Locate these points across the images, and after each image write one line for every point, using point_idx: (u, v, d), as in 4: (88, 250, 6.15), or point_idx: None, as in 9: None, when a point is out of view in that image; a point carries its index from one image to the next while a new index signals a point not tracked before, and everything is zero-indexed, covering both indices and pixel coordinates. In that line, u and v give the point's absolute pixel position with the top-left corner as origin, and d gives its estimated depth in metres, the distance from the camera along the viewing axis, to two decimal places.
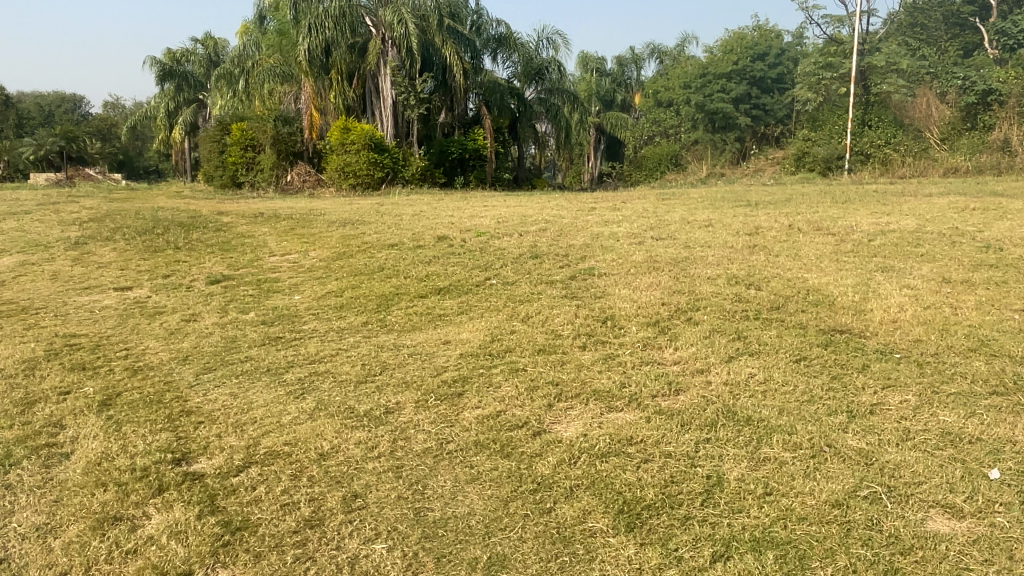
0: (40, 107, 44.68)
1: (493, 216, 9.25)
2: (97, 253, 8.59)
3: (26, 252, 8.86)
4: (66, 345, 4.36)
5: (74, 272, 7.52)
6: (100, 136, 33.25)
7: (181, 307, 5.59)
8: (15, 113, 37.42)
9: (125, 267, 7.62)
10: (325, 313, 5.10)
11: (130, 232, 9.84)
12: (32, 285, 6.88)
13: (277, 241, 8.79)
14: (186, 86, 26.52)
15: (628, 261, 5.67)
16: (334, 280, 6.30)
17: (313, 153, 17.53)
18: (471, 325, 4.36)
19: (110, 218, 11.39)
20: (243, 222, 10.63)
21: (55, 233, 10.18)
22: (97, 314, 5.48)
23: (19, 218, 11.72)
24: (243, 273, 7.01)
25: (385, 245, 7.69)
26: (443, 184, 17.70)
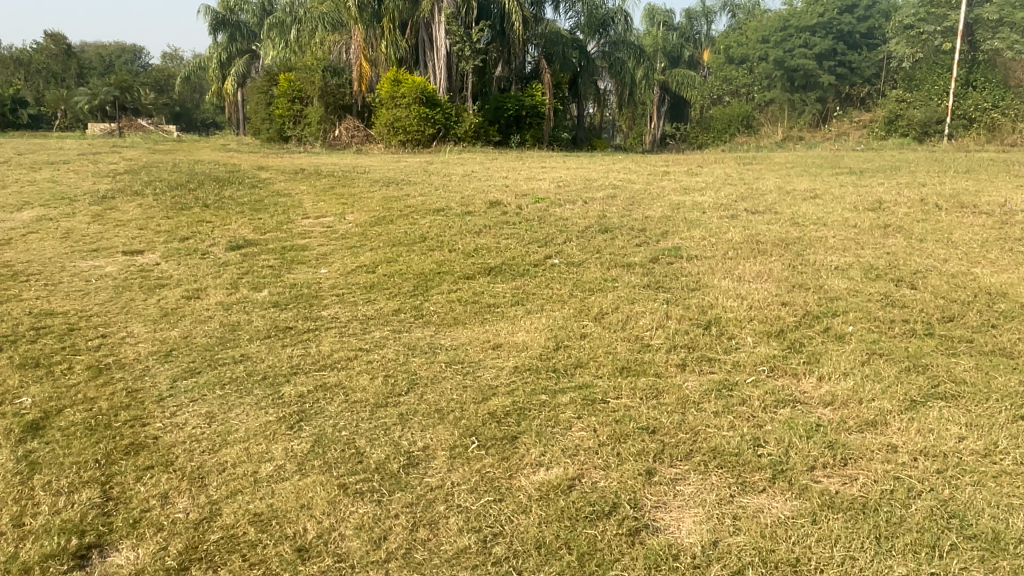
0: (100, 56, 44.84)
1: (554, 179, 8.19)
2: (121, 208, 7.84)
3: (48, 205, 8.17)
4: (32, 327, 3.52)
5: (89, 229, 6.76)
6: (155, 87, 32.98)
7: (189, 279, 4.74)
8: (76, 63, 37.51)
9: (145, 225, 6.83)
10: (351, 296, 4.19)
11: (162, 186, 9.10)
12: (38, 243, 6.14)
13: (314, 201, 7.93)
14: (239, 36, 25.93)
15: (724, 240, 4.58)
16: (368, 251, 5.38)
17: (362, 106, 16.62)
18: (530, 323, 3.38)
19: (146, 170, 10.71)
20: (283, 179, 9.80)
21: (86, 185, 9.52)
22: (92, 284, 4.66)
23: (55, 168, 11.14)
24: (269, 238, 6.14)
25: (430, 209, 6.75)
26: (498, 143, 16.66)
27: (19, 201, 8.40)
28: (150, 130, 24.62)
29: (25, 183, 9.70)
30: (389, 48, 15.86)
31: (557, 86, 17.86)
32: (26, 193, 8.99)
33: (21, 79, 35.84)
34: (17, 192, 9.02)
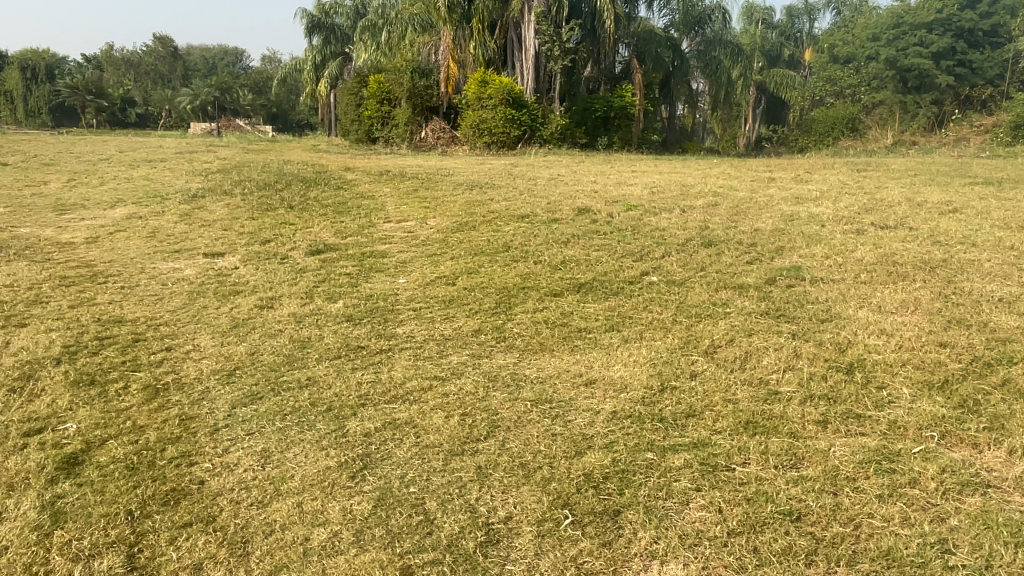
0: (206, 59, 47.06)
1: (647, 185, 7.68)
2: (209, 208, 7.83)
3: (141, 203, 8.28)
4: (97, 337, 3.32)
5: (175, 229, 6.73)
6: (254, 89, 34.22)
7: (264, 286, 4.52)
8: (182, 66, 39.44)
9: (230, 225, 6.74)
10: (429, 311, 3.84)
11: (249, 186, 9.11)
12: (124, 242, 6.12)
13: (397, 204, 7.71)
14: (333, 39, 26.49)
15: (851, 261, 3.99)
16: (450, 260, 5.04)
17: (448, 108, 16.49)
18: (630, 354, 2.93)
19: (237, 170, 10.83)
20: (367, 181, 9.67)
21: (179, 184, 9.66)
22: (168, 289, 4.49)
23: (153, 166, 11.44)
24: (349, 244, 5.91)
25: (514, 215, 6.38)
26: (585, 145, 16.18)
27: (114, 198, 8.56)
28: (246, 130, 25.41)
29: (124, 181, 9.95)
30: (478, 48, 15.65)
31: (648, 86, 17.24)
32: (122, 190, 9.18)
33: (132, 81, 38.03)
34: (114, 190, 9.23)
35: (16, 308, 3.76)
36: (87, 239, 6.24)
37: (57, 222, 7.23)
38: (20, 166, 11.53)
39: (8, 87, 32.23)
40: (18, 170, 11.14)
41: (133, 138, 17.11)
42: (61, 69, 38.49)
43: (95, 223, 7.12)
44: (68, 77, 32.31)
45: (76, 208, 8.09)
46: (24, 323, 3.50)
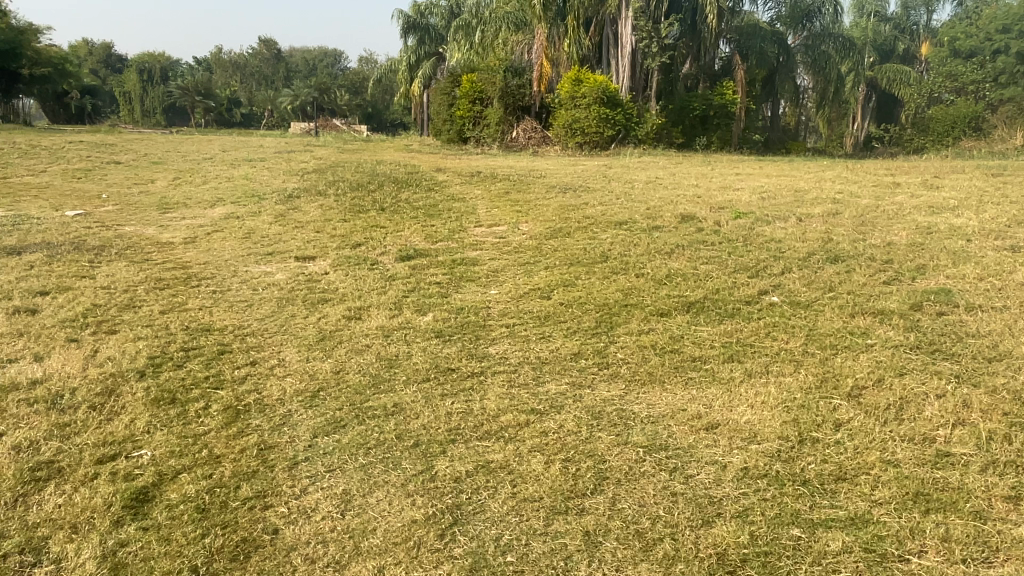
0: (308, 61, 48.78)
1: (755, 189, 7.15)
2: (303, 208, 7.85)
3: (240, 202, 8.43)
4: (184, 348, 3.21)
5: (270, 230, 6.74)
6: (351, 89, 35.08)
7: (352, 295, 4.35)
8: (284, 67, 40.97)
9: (322, 227, 6.69)
10: (523, 328, 3.54)
11: (343, 187, 9.14)
12: (221, 243, 6.16)
13: (488, 207, 7.49)
14: (427, 39, 26.74)
15: (1012, 285, 3.44)
16: (544, 270, 4.74)
17: (540, 107, 16.22)
18: (756, 393, 2.54)
19: (333, 170, 10.94)
20: (459, 182, 9.52)
21: (276, 183, 9.80)
22: (258, 295, 4.41)
23: (253, 166, 11.72)
24: (439, 249, 5.71)
25: (611, 221, 6.03)
26: (681, 145, 15.63)
27: (215, 198, 8.76)
28: (342, 130, 26.02)
29: (225, 180, 10.21)
30: (572, 46, 15.32)
31: (751, 83, 16.42)
32: (222, 190, 9.39)
33: (238, 83, 39.79)
34: (215, 189, 9.45)
35: (110, 312, 3.73)
36: (185, 240, 6.32)
37: (160, 220, 7.41)
38: (132, 164, 12.07)
39: (127, 89, 34.33)
40: (129, 168, 11.66)
41: (236, 138, 17.74)
42: (175, 71, 40.70)
43: (195, 223, 7.25)
44: (181, 79, 34.10)
45: (179, 207, 8.30)
46: (114, 330, 3.43)
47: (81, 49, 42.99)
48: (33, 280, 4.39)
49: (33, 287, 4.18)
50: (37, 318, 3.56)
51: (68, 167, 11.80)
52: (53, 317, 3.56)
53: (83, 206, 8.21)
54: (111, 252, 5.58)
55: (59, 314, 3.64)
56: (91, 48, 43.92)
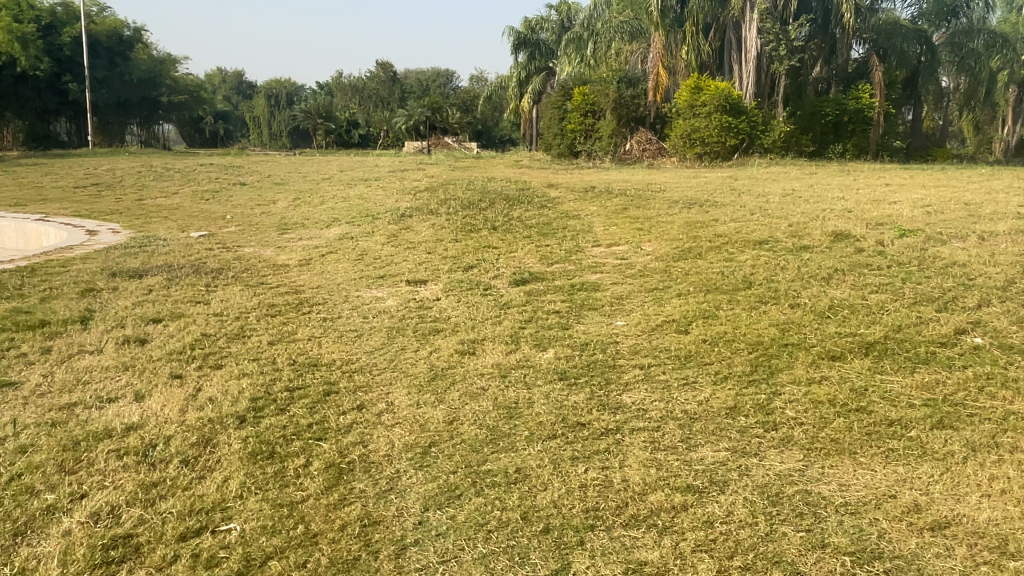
0: (421, 82, 50.10)
1: (914, 203, 6.29)
2: (416, 228, 7.66)
3: (354, 222, 8.38)
4: (286, 388, 2.90)
5: (382, 251, 6.55)
6: (462, 108, 35.59)
7: (467, 323, 3.95)
8: (399, 88, 42.24)
9: (435, 248, 6.44)
10: (662, 370, 3.04)
11: (455, 205, 8.94)
12: (333, 265, 6.01)
13: (607, 225, 7.01)
14: (538, 55, 26.64)
15: None
16: (677, 297, 4.18)
17: (656, 118, 15.59)
18: (991, 477, 2.05)
19: (444, 188, 10.79)
20: (573, 198, 9.09)
21: (390, 202, 9.74)
22: (369, 322, 4.12)
23: (368, 185, 11.79)
24: (557, 272, 5.26)
25: (749, 241, 5.41)
26: (811, 154, 14.66)
27: (330, 218, 8.77)
28: (453, 147, 26.26)
29: (341, 200, 10.27)
30: (690, 53, 14.78)
31: (890, 85, 15.19)
32: (337, 210, 9.42)
33: (356, 105, 41.35)
34: (331, 209, 9.50)
35: (218, 344, 3.53)
36: (298, 262, 6.22)
37: (277, 241, 7.43)
38: (257, 185, 12.47)
39: (256, 114, 36.41)
40: (254, 189, 12.03)
41: (352, 157, 18.14)
42: (299, 96, 42.85)
43: (310, 244, 7.20)
44: (304, 103, 35.77)
45: (296, 227, 8.34)
46: (219, 365, 3.20)
47: (217, 78, 46.20)
48: (150, 306, 4.31)
49: (147, 314, 4.08)
50: (145, 350, 3.41)
51: (199, 189, 12.33)
52: (162, 349, 3.39)
53: (208, 228, 8.41)
54: (227, 275, 5.53)
55: (167, 346, 3.47)
56: (226, 78, 47.08)
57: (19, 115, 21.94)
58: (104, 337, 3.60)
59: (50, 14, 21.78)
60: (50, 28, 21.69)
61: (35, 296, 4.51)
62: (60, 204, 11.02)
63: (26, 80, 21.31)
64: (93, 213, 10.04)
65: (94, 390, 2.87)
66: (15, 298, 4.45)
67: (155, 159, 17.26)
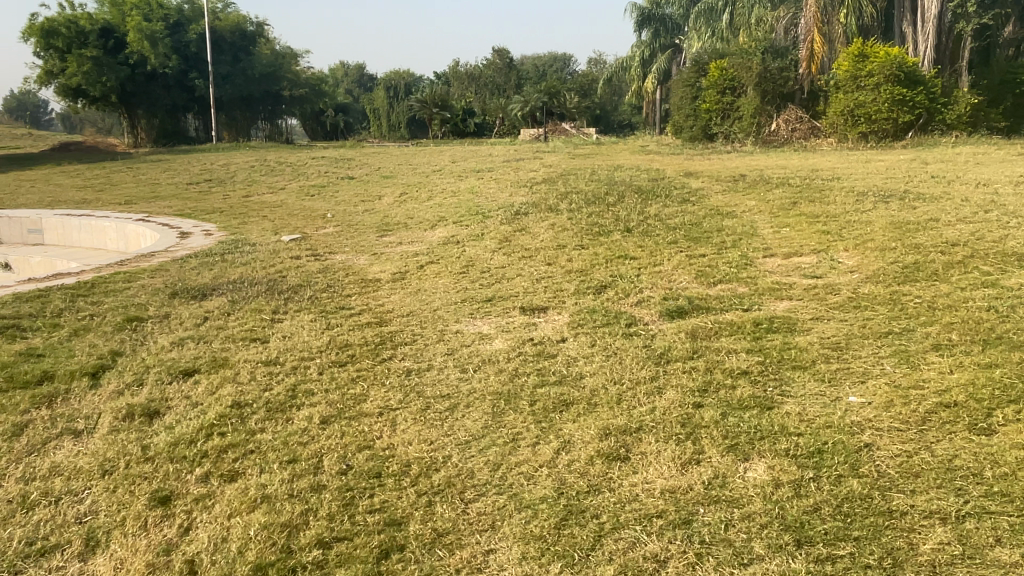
0: (537, 68, 48.92)
1: None
2: (533, 229, 6.45)
3: (462, 222, 7.28)
4: (319, 543, 1.73)
5: (493, 260, 5.37)
6: (581, 92, 34.00)
7: (609, 391, 2.63)
8: (516, 75, 41.39)
9: (556, 258, 5.17)
10: (997, 529, 1.67)
11: (578, 200, 7.64)
12: (433, 280, 4.87)
13: (775, 225, 5.50)
14: (663, 31, 24.86)
15: None
16: (936, 353, 2.74)
17: (807, 93, 13.64)
18: None
19: (564, 179, 9.54)
20: (721, 190, 7.56)
21: (504, 197, 8.58)
22: (469, 378, 2.91)
23: (480, 177, 10.70)
24: (723, 296, 3.85)
25: (1006, 254, 3.82)
26: (1004, 131, 12.09)
27: (437, 216, 7.72)
28: (571, 133, 24.88)
29: (450, 195, 9.23)
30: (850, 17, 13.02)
31: None
32: (445, 206, 8.36)
33: (473, 94, 40.80)
34: (438, 206, 8.46)
35: (248, 424, 2.41)
36: (392, 275, 5.12)
37: (375, 247, 6.42)
38: (365, 179, 11.70)
39: (374, 106, 36.47)
40: (360, 184, 11.24)
41: (466, 148, 17.20)
42: (417, 86, 42.83)
43: (409, 250, 6.13)
44: (421, 94, 35.51)
45: (399, 228, 7.33)
46: (234, 473, 2.07)
47: (340, 72, 47.13)
48: (190, 348, 3.31)
49: (179, 362, 3.08)
50: (145, 434, 2.34)
51: (306, 184, 11.70)
52: (166, 435, 2.32)
53: (304, 229, 7.57)
54: (304, 295, 4.50)
55: (178, 427, 2.39)
56: (349, 72, 47.91)
57: (150, 112, 22.70)
58: (105, 404, 2.59)
59: (178, 12, 22.46)
60: (177, 26, 22.31)
61: (67, 329, 3.64)
62: (168, 202, 10.67)
63: (156, 78, 21.97)
64: (196, 211, 9.55)
65: (32, 528, 1.84)
66: (42, 331, 3.60)
67: (271, 153, 17.07)
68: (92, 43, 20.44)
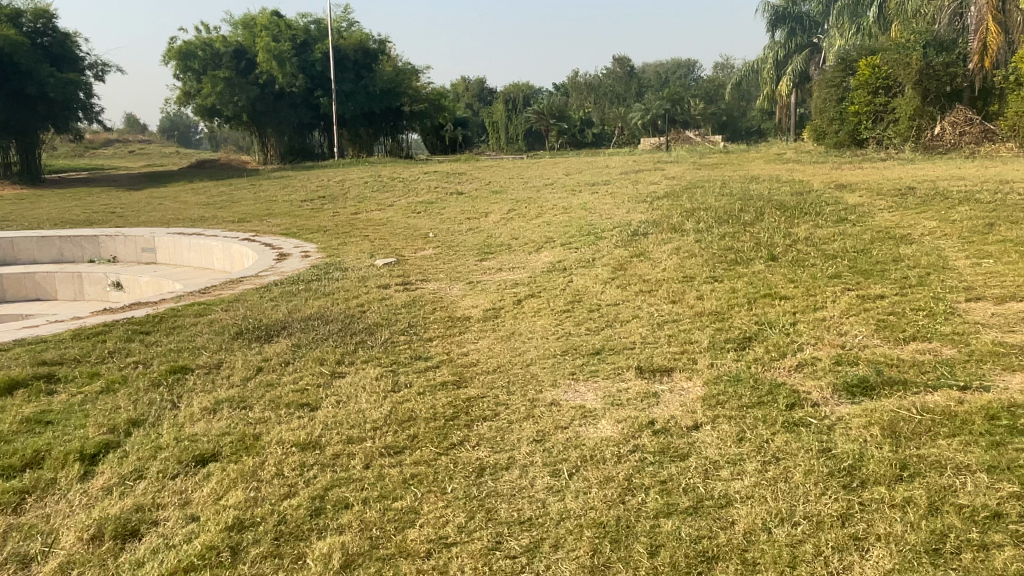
0: (659, 75, 47.59)
1: None
2: (654, 253, 5.54)
3: (573, 243, 6.48)
4: None
5: (605, 293, 4.51)
6: (706, 98, 32.47)
7: (773, 540, 1.75)
8: (637, 83, 40.34)
9: (683, 293, 4.24)
10: None
11: (708, 218, 6.63)
12: (531, 320, 4.08)
13: (973, 255, 4.31)
14: (799, 30, 23.17)
15: None
16: None
17: (978, 91, 11.85)
18: None
19: (690, 192, 8.55)
20: (884, 207, 6.31)
21: (620, 215, 7.66)
22: (562, 487, 2.09)
23: (596, 191, 9.90)
24: (922, 364, 2.80)
25: None
26: None
27: (547, 236, 6.97)
28: (695, 142, 23.51)
29: (563, 212, 8.47)
30: None
31: None
32: (555, 225, 7.56)
33: (592, 104, 40.09)
34: (547, 224, 7.68)
35: (238, 569, 1.70)
36: (486, 311, 4.36)
37: (472, 273, 5.71)
38: (473, 194, 11.12)
39: (494, 119, 36.21)
40: (468, 199, 10.67)
41: (584, 159, 16.42)
42: (536, 98, 42.58)
43: (509, 278, 5.36)
44: (539, 104, 35.16)
45: (501, 250, 6.62)
46: None
47: (461, 87, 47.49)
48: (221, 416, 2.68)
49: (197, 440, 2.45)
50: None
51: (415, 199, 11.32)
52: None
53: (401, 250, 7.00)
54: (379, 335, 3.82)
55: (149, 565, 1.74)
56: (469, 85, 48.41)
57: (278, 130, 23.51)
58: (79, 514, 1.98)
59: (305, 32, 23.14)
60: (304, 46, 22.94)
61: (101, 382, 3.13)
62: (278, 220, 10.52)
63: (284, 97, 22.70)
64: (300, 229, 9.26)
65: None
66: (73, 386, 3.10)
67: (385, 167, 16.97)
68: (225, 64, 21.42)
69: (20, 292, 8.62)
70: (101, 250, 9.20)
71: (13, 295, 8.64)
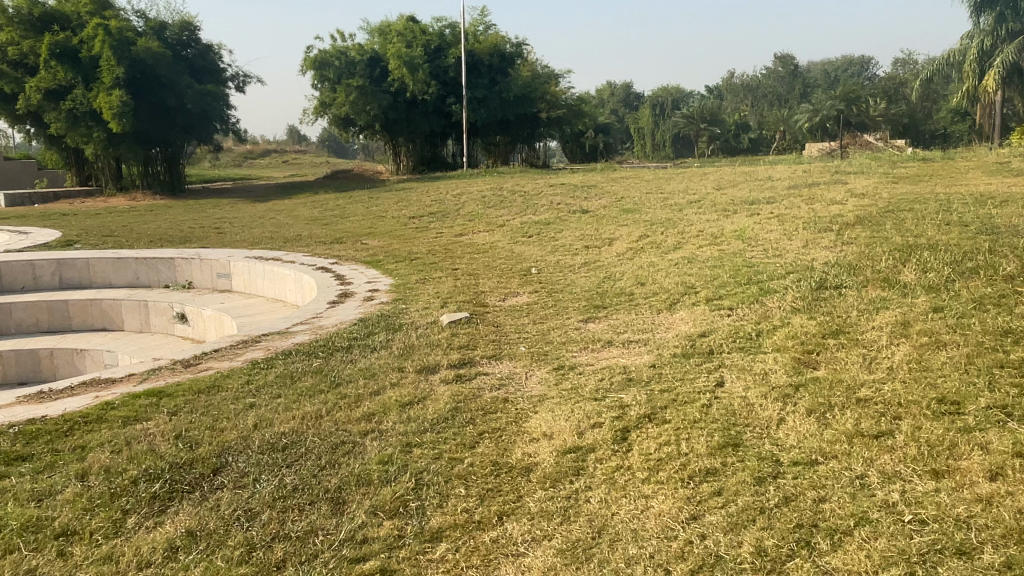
0: (828, 74, 42.91)
1: None
2: (861, 333, 3.37)
3: (725, 299, 4.43)
4: None
5: (780, 427, 2.46)
6: (886, 97, 28.30)
7: None
8: (801, 84, 36.47)
9: (950, 456, 2.12)
10: None
11: (941, 265, 4.31)
12: (636, 491, 2.13)
13: None
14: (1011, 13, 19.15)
15: None
16: None
17: None
18: None
19: (892, 218, 6.14)
20: None
21: (794, 252, 5.46)
22: None
23: (755, 212, 7.67)
24: None
25: None
26: None
27: (687, 283, 4.94)
28: (872, 148, 20.10)
29: (710, 242, 6.36)
30: None
31: None
32: (699, 264, 5.50)
33: (749, 108, 36.68)
34: (689, 262, 5.63)
35: None
36: (563, 445, 2.48)
37: (567, 346, 3.83)
38: (600, 213, 9.18)
39: (639, 125, 33.96)
40: (593, 220, 8.74)
41: (739, 169, 13.95)
42: (687, 102, 39.71)
43: (620, 364, 3.43)
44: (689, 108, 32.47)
45: (620, 303, 4.69)
46: None
47: (606, 92, 45.12)
48: None
49: None
50: None
51: (531, 218, 9.57)
52: None
53: (487, 296, 5.25)
54: (345, 518, 2.05)
55: None
56: (615, 90, 46.19)
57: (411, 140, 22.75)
58: None
59: (440, 37, 22.18)
60: (437, 51, 21.95)
61: None
62: (373, 242, 9.14)
63: (416, 104, 21.84)
64: (388, 256, 7.78)
65: None
66: None
67: (511, 179, 15.39)
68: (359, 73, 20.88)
69: (87, 320, 7.78)
70: (177, 274, 8.23)
71: (79, 323, 7.79)
